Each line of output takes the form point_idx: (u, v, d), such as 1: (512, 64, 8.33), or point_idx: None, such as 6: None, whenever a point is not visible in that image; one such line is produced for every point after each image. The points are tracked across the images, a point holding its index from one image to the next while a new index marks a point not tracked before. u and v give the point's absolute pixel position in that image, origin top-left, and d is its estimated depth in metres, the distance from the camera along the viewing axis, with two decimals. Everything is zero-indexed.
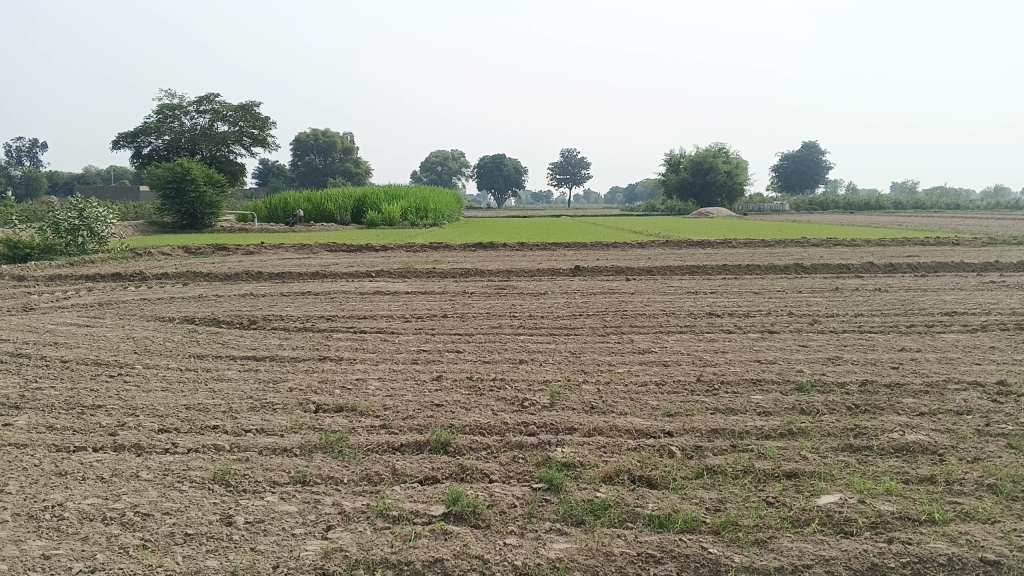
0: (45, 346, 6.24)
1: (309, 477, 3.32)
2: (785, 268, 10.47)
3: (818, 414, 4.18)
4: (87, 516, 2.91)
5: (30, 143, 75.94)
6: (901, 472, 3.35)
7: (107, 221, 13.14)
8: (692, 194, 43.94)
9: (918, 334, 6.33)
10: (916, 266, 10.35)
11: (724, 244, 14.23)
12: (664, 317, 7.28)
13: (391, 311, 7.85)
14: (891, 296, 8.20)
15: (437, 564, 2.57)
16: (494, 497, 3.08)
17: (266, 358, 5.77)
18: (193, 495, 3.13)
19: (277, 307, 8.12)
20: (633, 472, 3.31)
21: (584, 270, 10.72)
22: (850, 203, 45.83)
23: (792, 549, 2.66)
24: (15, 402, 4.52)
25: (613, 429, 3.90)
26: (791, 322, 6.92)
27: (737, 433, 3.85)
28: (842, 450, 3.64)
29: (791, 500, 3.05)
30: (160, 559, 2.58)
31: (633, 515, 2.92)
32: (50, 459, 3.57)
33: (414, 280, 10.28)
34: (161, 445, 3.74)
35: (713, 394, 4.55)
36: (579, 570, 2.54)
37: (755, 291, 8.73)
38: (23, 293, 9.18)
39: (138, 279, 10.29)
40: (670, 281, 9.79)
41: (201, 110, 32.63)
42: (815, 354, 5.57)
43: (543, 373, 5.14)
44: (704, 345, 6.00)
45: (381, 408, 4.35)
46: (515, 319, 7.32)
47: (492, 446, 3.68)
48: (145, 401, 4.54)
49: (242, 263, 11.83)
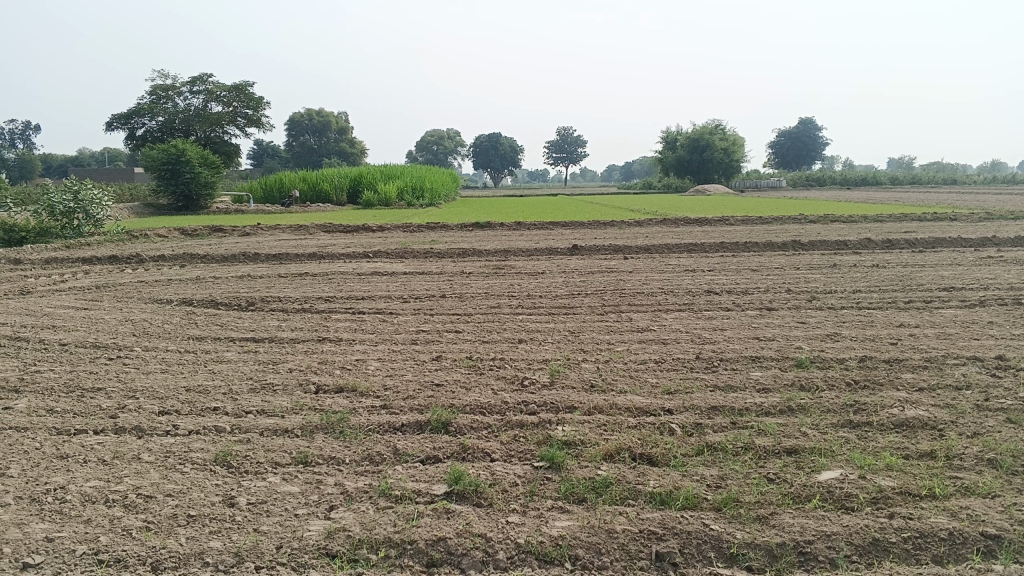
0: (43, 329, 6.23)
1: (311, 458, 3.32)
2: (782, 245, 10.46)
3: (818, 390, 4.19)
4: (89, 498, 2.91)
5: (24, 125, 75.58)
6: (901, 447, 3.36)
7: (102, 202, 13.06)
8: (689, 171, 43.80)
9: (917, 310, 6.33)
10: (914, 242, 10.34)
11: (721, 221, 14.21)
12: (663, 295, 7.27)
13: (390, 292, 7.84)
14: (890, 272, 8.20)
15: (440, 542, 2.58)
16: (496, 476, 3.08)
17: (264, 339, 5.76)
18: (196, 476, 3.13)
19: (275, 289, 8.11)
20: (634, 450, 3.31)
21: (582, 249, 10.71)
22: (847, 178, 45.68)
23: (794, 525, 2.67)
24: (15, 385, 4.52)
25: (613, 408, 3.91)
26: (790, 299, 6.93)
27: (737, 410, 3.86)
28: (842, 426, 3.65)
29: (792, 476, 3.06)
30: (163, 541, 2.58)
31: (634, 493, 2.93)
32: (51, 442, 3.57)
33: (412, 260, 10.26)
34: (162, 428, 3.74)
35: (712, 371, 4.56)
36: (582, 547, 2.55)
37: (753, 268, 8.74)
38: (20, 276, 9.14)
39: (135, 261, 10.27)
40: (668, 259, 9.79)
41: (195, 91, 32.36)
42: (814, 331, 5.58)
43: (542, 352, 5.14)
44: (703, 323, 5.99)
45: (381, 388, 4.36)
46: (513, 298, 7.31)
47: (493, 425, 3.69)
48: (145, 383, 4.54)
49: (239, 244, 11.80)
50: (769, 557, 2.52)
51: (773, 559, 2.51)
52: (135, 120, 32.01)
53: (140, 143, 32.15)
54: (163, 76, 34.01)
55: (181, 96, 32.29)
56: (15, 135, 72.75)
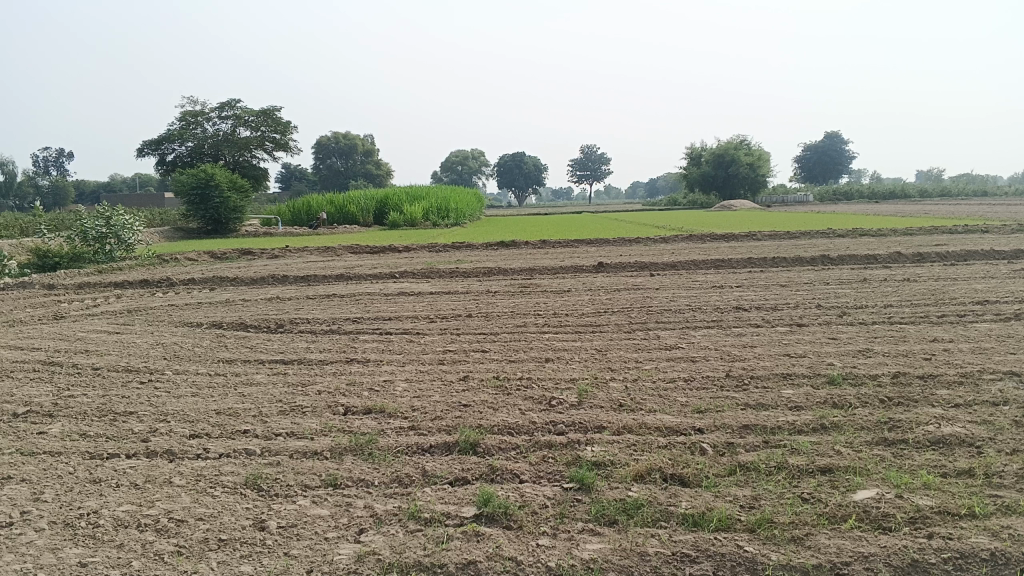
0: (76, 353, 6.32)
1: (341, 480, 3.32)
2: (811, 260, 10.37)
3: (851, 407, 4.12)
4: (122, 522, 2.94)
5: (57, 153, 77.19)
6: (939, 465, 3.29)
7: (133, 228, 13.27)
8: (714, 187, 43.61)
9: (950, 324, 6.23)
10: (946, 255, 10.19)
11: (748, 237, 14.12)
12: (691, 312, 7.22)
13: (416, 312, 7.86)
14: (921, 285, 8.08)
15: (471, 565, 2.56)
16: (525, 498, 3.06)
17: (293, 361, 5.80)
18: (226, 500, 3.14)
19: (303, 310, 8.18)
20: (665, 470, 3.28)
21: (608, 266, 10.68)
22: (875, 192, 45.20)
23: (830, 546, 2.62)
24: (49, 410, 4.58)
25: (643, 427, 3.87)
26: (819, 314, 6.85)
27: (769, 428, 3.80)
28: (876, 444, 3.58)
29: (827, 496, 3.01)
30: (195, 565, 2.58)
31: (666, 514, 2.90)
32: (85, 466, 3.61)
33: (438, 280, 10.30)
34: (192, 451, 3.76)
35: (742, 389, 4.51)
36: (613, 570, 2.52)
37: (781, 284, 8.65)
38: (54, 301, 9.30)
39: (166, 284, 10.41)
40: (695, 275, 9.74)
41: (223, 116, 32.84)
42: (845, 347, 5.51)
43: (570, 371, 5.12)
44: (732, 340, 5.94)
45: (409, 409, 4.36)
46: (540, 317, 7.30)
47: (521, 446, 3.67)
48: (176, 406, 4.58)
49: (268, 266, 11.92)
50: None
51: None
52: (166, 146, 32.55)
53: (170, 168, 32.66)
54: (192, 102, 34.57)
55: (210, 122, 32.78)
56: (49, 163, 74.36)
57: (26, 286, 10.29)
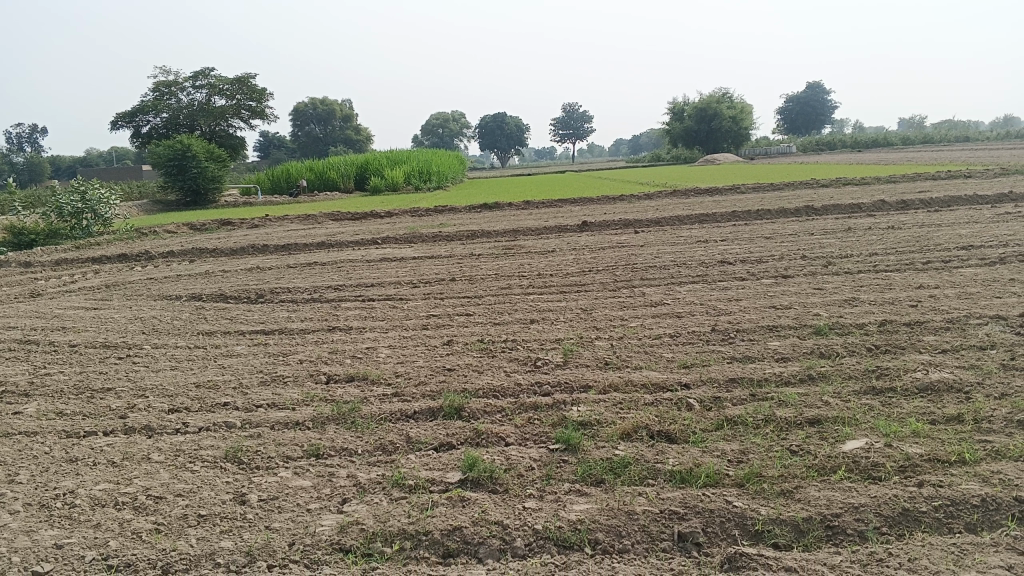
0: (53, 331, 6.20)
1: (323, 450, 3.26)
2: (795, 211, 10.31)
3: (838, 357, 4.09)
4: (99, 501, 2.87)
5: (30, 129, 76.00)
6: (927, 412, 3.26)
7: (110, 201, 13.05)
8: (697, 142, 43.42)
9: (935, 271, 6.19)
10: (930, 201, 10.16)
11: (732, 190, 14.04)
12: (676, 267, 7.16)
13: (399, 278, 7.76)
14: (905, 233, 8.04)
15: (456, 532, 2.50)
16: (511, 460, 3.01)
17: (275, 331, 5.70)
18: (206, 475, 3.07)
19: (284, 280, 8.06)
20: (652, 427, 3.23)
21: (592, 225, 10.58)
22: (856, 141, 45.08)
23: (820, 498, 2.58)
24: (25, 390, 4.48)
25: (629, 384, 3.83)
26: (805, 265, 6.79)
27: (756, 381, 3.76)
28: (865, 392, 3.55)
29: (816, 447, 2.97)
30: (173, 542, 2.52)
31: (653, 472, 2.85)
32: (61, 445, 3.52)
33: (421, 245, 10.20)
34: (172, 426, 3.69)
35: (729, 343, 4.47)
36: (601, 530, 2.47)
37: (766, 236, 8.59)
38: (30, 279, 9.12)
39: (144, 258, 10.25)
40: (679, 231, 9.67)
41: (198, 85, 32.23)
42: (831, 297, 5.46)
43: (555, 331, 5.05)
44: (718, 294, 5.88)
45: (392, 375, 4.30)
46: (524, 279, 7.22)
47: (507, 408, 3.61)
48: (155, 381, 4.50)
49: (248, 237, 11.77)
50: (796, 532, 2.44)
51: (800, 535, 2.42)
52: (140, 117, 32.04)
53: (145, 140, 32.13)
54: (165, 71, 33.91)
55: (184, 92, 32.17)
56: (23, 139, 73.16)
57: (2, 265, 10.10)
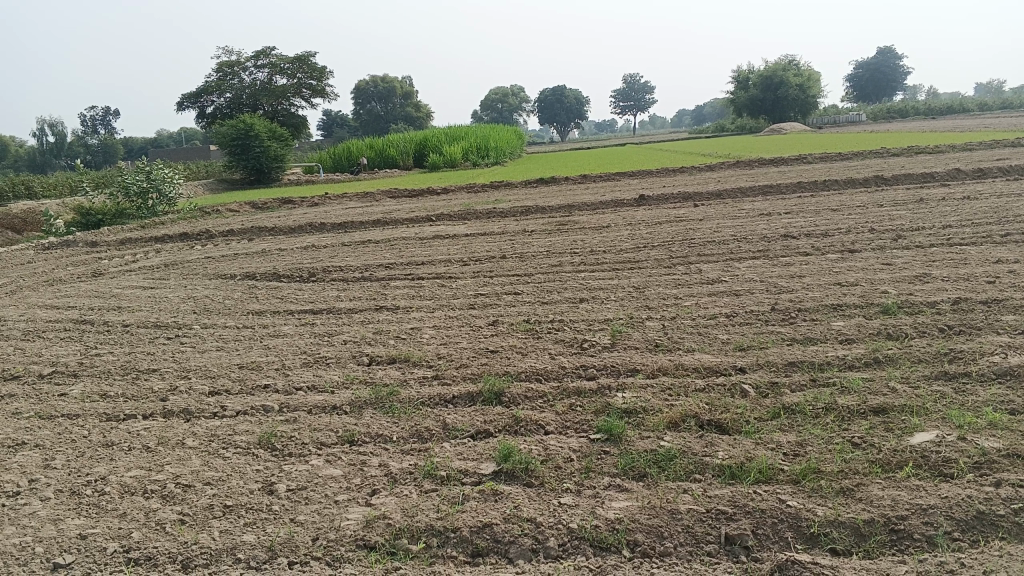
0: (109, 311, 6.26)
1: (357, 436, 3.16)
2: (864, 181, 9.86)
3: (906, 339, 3.81)
4: (128, 489, 2.81)
5: (103, 112, 78.10)
6: (1006, 401, 2.98)
7: (174, 181, 13.21)
8: (763, 111, 42.21)
9: (1014, 244, 5.79)
10: (1009, 169, 9.58)
11: (799, 160, 13.52)
12: (736, 242, 6.86)
13: (450, 255, 7.63)
14: (982, 203, 7.57)
15: (486, 529, 2.37)
16: (549, 451, 2.85)
17: (322, 311, 5.63)
18: (237, 462, 2.99)
19: (337, 258, 8.02)
20: (701, 417, 3.03)
21: (650, 199, 10.28)
22: (930, 108, 43.30)
23: (884, 498, 2.36)
24: (74, 370, 4.49)
25: (680, 368, 3.63)
26: (873, 239, 6.43)
27: (817, 365, 3.53)
28: (936, 378, 3.28)
29: (880, 440, 2.74)
30: (195, 535, 2.44)
31: (701, 466, 2.66)
32: (99, 429, 3.49)
33: (474, 221, 10.08)
34: (210, 409, 3.63)
35: (789, 323, 4.22)
36: (641, 531, 2.30)
37: (833, 208, 8.20)
38: (94, 259, 9.29)
39: (205, 237, 10.35)
40: (741, 204, 9.32)
41: (259, 65, 32.59)
42: (900, 273, 5.13)
43: (604, 311, 4.86)
44: (779, 271, 5.59)
45: (434, 356, 4.18)
46: (576, 256, 7.02)
47: (549, 393, 3.45)
48: (199, 362, 4.47)
49: (307, 215, 11.80)
50: (856, 536, 2.23)
51: (860, 539, 2.22)
52: (204, 98, 32.71)
53: (211, 121, 32.74)
54: (228, 52, 34.35)
55: (247, 71, 32.56)
56: (97, 122, 75.39)
57: (69, 244, 10.32)
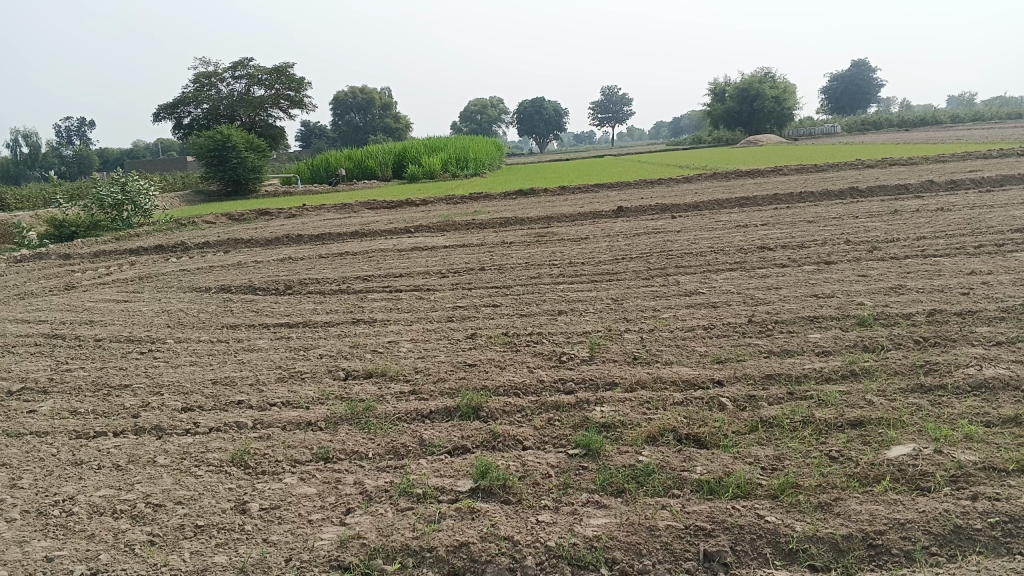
0: (81, 325, 6.16)
1: (332, 453, 3.11)
2: (840, 193, 9.94)
3: (883, 351, 3.83)
4: (96, 509, 2.75)
5: (78, 124, 77.37)
6: (981, 413, 2.99)
7: (149, 193, 13.08)
8: (740, 123, 42.54)
9: (988, 255, 5.84)
10: (982, 180, 9.70)
11: (775, 172, 13.62)
12: (713, 254, 6.88)
13: (428, 267, 7.59)
14: (956, 215, 7.65)
15: (463, 548, 2.33)
16: (527, 467, 2.82)
17: (298, 325, 5.57)
18: (209, 480, 2.94)
19: (314, 270, 7.96)
20: (679, 431, 3.02)
21: (628, 211, 10.31)
22: (903, 120, 43.89)
23: (862, 513, 2.36)
24: (43, 387, 4.40)
25: (657, 381, 3.62)
26: (849, 250, 6.47)
27: (795, 377, 3.53)
28: (912, 390, 3.29)
29: (858, 454, 2.74)
30: (165, 557, 2.38)
31: (679, 482, 2.65)
32: (69, 447, 3.42)
33: (453, 233, 10.06)
34: (182, 426, 3.57)
35: (766, 335, 4.23)
36: (619, 549, 2.28)
37: (809, 220, 8.26)
38: (67, 271, 9.16)
39: (181, 249, 10.25)
40: (718, 215, 9.37)
41: (237, 76, 32.43)
42: (876, 284, 5.17)
43: (582, 324, 4.84)
44: (756, 282, 5.61)
45: (411, 370, 4.14)
46: (555, 268, 7.00)
47: (527, 408, 3.43)
48: (173, 377, 4.40)
49: (284, 226, 11.71)
50: (835, 551, 2.22)
51: (839, 554, 2.20)
52: (181, 109, 32.48)
53: (187, 131, 32.53)
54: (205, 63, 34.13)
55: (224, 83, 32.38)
56: (73, 132, 74.67)
57: (42, 257, 10.18)
